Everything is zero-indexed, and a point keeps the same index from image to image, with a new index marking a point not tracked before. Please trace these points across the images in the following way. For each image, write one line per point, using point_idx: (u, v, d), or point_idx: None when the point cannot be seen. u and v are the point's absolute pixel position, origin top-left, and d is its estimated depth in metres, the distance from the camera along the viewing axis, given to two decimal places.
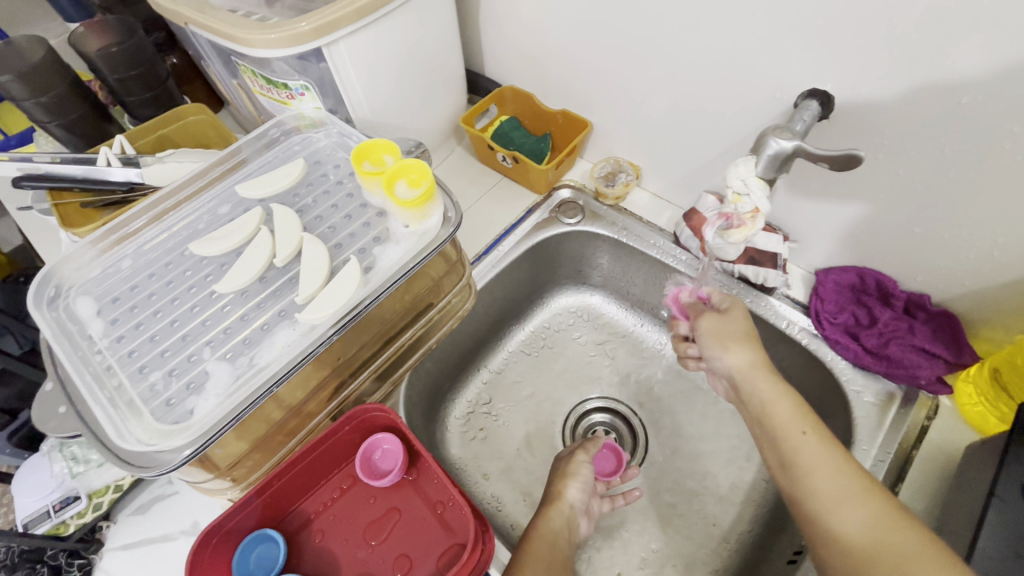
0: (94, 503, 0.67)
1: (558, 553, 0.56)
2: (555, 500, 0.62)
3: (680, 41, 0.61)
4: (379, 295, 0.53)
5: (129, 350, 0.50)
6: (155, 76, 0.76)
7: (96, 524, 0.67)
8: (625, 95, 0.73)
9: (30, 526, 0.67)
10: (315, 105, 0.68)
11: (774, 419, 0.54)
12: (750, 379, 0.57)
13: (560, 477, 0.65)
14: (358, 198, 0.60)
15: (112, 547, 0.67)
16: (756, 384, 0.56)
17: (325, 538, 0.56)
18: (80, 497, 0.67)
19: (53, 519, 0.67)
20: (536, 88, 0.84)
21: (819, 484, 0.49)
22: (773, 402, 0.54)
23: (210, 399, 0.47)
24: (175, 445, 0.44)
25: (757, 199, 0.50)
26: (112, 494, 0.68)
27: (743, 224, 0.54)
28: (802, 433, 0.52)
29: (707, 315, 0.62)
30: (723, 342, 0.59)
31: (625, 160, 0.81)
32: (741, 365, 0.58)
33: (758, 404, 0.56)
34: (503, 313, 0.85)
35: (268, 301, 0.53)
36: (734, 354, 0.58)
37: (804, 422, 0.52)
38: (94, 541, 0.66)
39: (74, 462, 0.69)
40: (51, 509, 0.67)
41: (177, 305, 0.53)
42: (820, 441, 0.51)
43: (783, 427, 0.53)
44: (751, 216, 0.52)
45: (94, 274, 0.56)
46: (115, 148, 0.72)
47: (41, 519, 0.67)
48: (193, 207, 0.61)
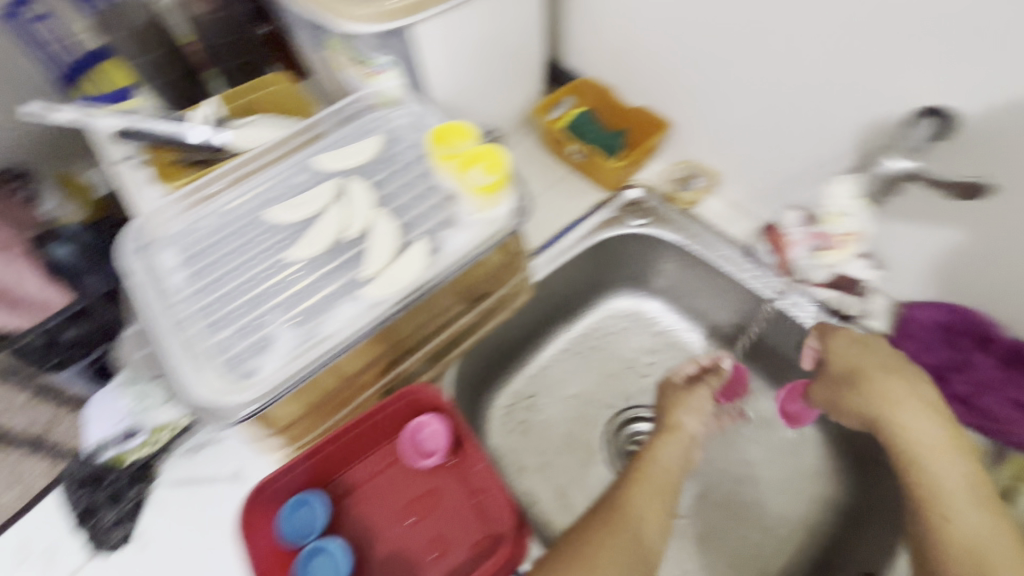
0: (153, 438, 0.70)
1: (644, 516, 0.55)
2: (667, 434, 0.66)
3: (791, 40, 0.58)
4: (441, 279, 0.53)
5: (204, 305, 0.53)
6: (249, 45, 0.79)
7: (150, 460, 0.71)
8: (714, 97, 0.70)
9: (92, 455, 0.69)
10: (395, 83, 0.68)
11: (928, 470, 0.51)
12: (911, 426, 0.53)
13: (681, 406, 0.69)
14: (427, 180, 0.60)
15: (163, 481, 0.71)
16: (922, 430, 0.52)
17: (365, 508, 0.57)
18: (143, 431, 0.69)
19: (116, 449, 0.70)
20: (617, 84, 0.81)
21: (971, 540, 0.46)
22: (941, 475, 0.50)
23: (274, 361, 0.48)
24: (241, 402, 0.46)
25: (862, 219, 0.48)
26: (169, 433, 0.71)
27: None
28: (968, 516, 0.47)
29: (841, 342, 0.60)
30: (841, 413, 0.60)
31: (702, 165, 0.78)
32: (906, 409, 0.54)
33: (909, 449, 0.52)
34: (557, 308, 0.84)
35: (335, 273, 0.54)
36: (903, 416, 0.53)
37: (973, 503, 0.48)
38: (146, 475, 0.71)
39: (138, 399, 0.70)
40: (114, 440, 0.70)
41: (250, 267, 0.55)
42: (992, 527, 0.47)
43: (950, 504, 0.48)
44: None
45: (179, 229, 0.59)
46: (206, 111, 0.76)
47: (102, 449, 0.69)
48: (271, 174, 0.62)
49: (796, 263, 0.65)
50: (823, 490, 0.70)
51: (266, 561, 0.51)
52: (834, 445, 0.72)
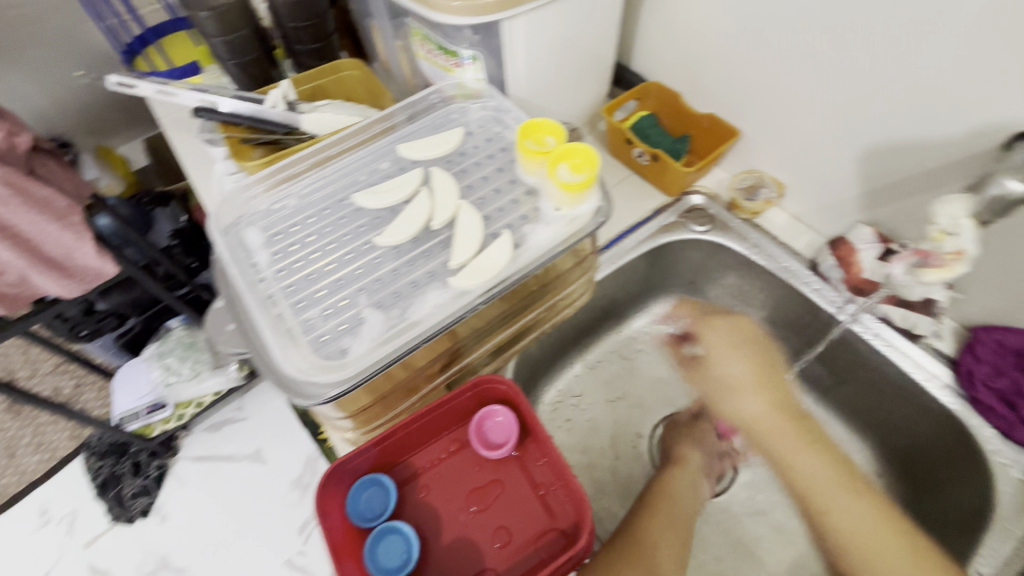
0: (178, 413, 0.93)
1: (679, 503, 0.65)
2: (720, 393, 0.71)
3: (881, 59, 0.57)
4: (525, 273, 0.53)
5: (291, 284, 0.53)
6: (323, 29, 0.80)
7: (174, 435, 0.93)
8: (789, 108, 0.69)
9: (124, 421, 0.93)
10: (476, 76, 0.68)
11: (844, 519, 0.60)
12: (841, 507, 0.61)
13: (712, 386, 0.73)
14: (509, 173, 0.61)
15: (183, 457, 0.92)
16: (838, 489, 0.62)
17: (429, 494, 0.58)
18: (167, 405, 0.93)
19: (142, 420, 0.93)
20: (685, 89, 0.81)
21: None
22: (826, 476, 0.62)
23: (363, 343, 0.49)
24: (331, 381, 0.47)
25: (965, 240, 0.45)
26: (192, 409, 0.93)
27: (943, 265, 0.48)
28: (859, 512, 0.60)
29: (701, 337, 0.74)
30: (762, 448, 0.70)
31: (769, 175, 0.77)
32: (792, 448, 0.65)
33: (847, 537, 0.60)
34: (608, 308, 0.85)
35: (420, 260, 0.54)
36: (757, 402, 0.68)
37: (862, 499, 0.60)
38: (171, 447, 0.92)
39: (168, 374, 0.94)
40: (142, 411, 0.94)
41: (335, 249, 0.56)
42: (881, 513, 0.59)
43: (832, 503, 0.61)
44: (954, 257, 0.47)
45: (262, 208, 0.59)
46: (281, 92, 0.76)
47: (133, 418, 0.93)
48: (351, 160, 0.63)
49: (871, 279, 0.66)
50: None
51: (339, 540, 0.52)
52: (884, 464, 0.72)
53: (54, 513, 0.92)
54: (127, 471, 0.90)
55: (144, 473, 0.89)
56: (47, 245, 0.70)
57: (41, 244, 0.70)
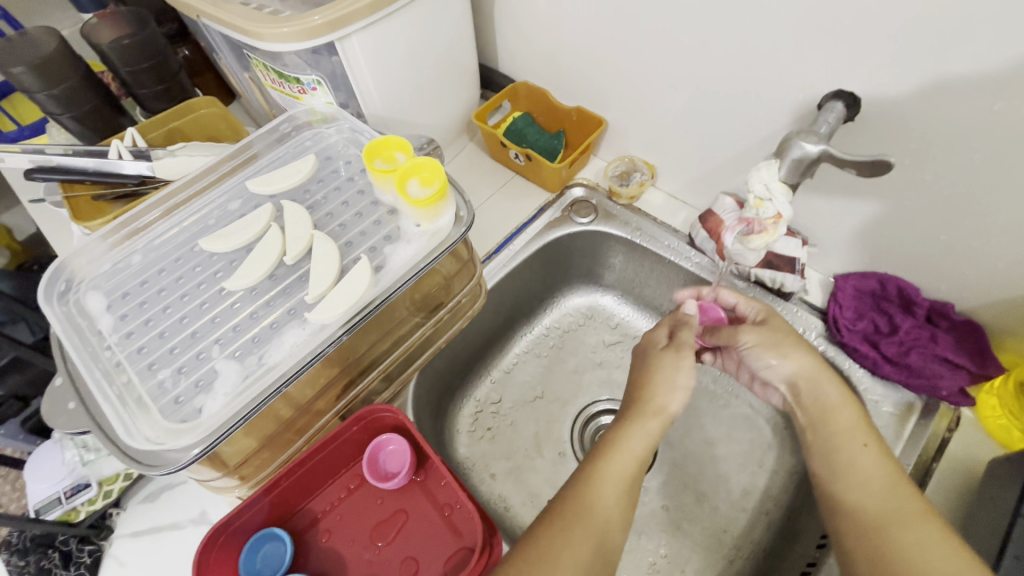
0: (105, 490, 0.68)
1: (625, 484, 0.53)
2: (643, 418, 0.56)
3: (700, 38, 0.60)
4: (388, 296, 0.52)
5: (138, 346, 0.50)
6: (167, 69, 0.76)
7: (106, 511, 0.68)
8: (641, 93, 0.71)
9: (41, 512, 0.68)
10: (326, 100, 0.66)
11: (865, 487, 0.49)
12: (869, 469, 0.50)
13: (662, 380, 0.57)
14: (369, 195, 0.60)
15: (119, 534, 0.67)
16: (851, 438, 0.52)
17: (331, 538, 0.55)
18: (91, 485, 0.68)
19: (63, 506, 0.67)
20: (550, 85, 0.82)
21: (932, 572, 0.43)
22: (834, 408, 0.54)
23: (218, 398, 0.46)
24: (183, 444, 0.44)
25: (779, 205, 0.48)
26: (122, 483, 0.69)
27: (764, 231, 0.53)
28: (860, 447, 0.51)
29: (747, 328, 0.59)
30: (778, 350, 0.57)
31: (640, 159, 0.79)
32: (844, 408, 0.54)
33: (867, 507, 0.48)
34: (514, 311, 0.84)
35: (278, 299, 0.52)
36: (793, 360, 0.57)
37: (864, 435, 0.52)
38: (104, 527, 0.67)
39: (84, 449, 0.70)
40: (61, 495, 0.68)
41: (187, 301, 0.53)
42: (879, 456, 0.50)
43: (841, 437, 0.52)
44: (773, 222, 0.50)
45: (105, 269, 0.56)
46: (126, 141, 0.72)
47: (52, 505, 0.68)
48: (202, 203, 0.60)
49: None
50: (782, 461, 0.73)
51: None
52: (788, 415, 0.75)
53: None
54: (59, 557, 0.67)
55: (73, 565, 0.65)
56: None
57: None
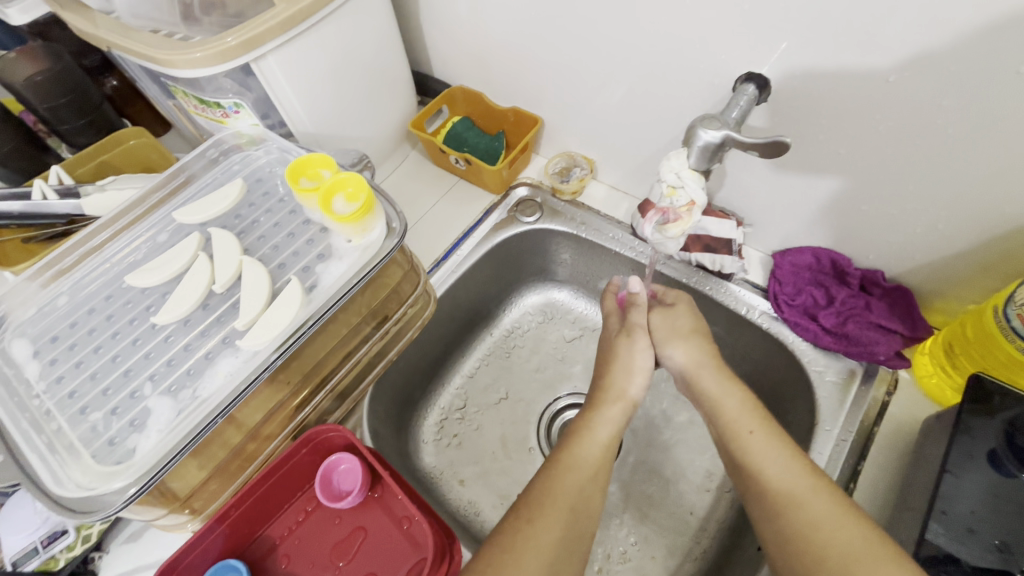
0: (84, 535, 0.60)
1: (587, 470, 0.53)
2: (605, 406, 0.58)
3: (618, 30, 0.60)
4: (321, 316, 0.51)
5: (68, 391, 0.49)
6: (88, 101, 0.74)
7: (87, 555, 0.61)
8: (572, 89, 0.72)
9: (16, 566, 0.57)
10: (251, 121, 0.66)
11: (762, 469, 0.50)
12: (760, 453, 0.51)
13: (618, 369, 0.61)
14: (301, 215, 0.59)
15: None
16: (739, 427, 0.53)
17: (291, 563, 0.55)
18: (68, 530, 0.60)
19: (42, 555, 0.58)
20: (485, 87, 0.82)
21: (828, 539, 0.44)
22: (720, 400, 0.56)
23: (152, 436, 0.46)
24: (117, 487, 0.43)
25: (692, 191, 0.49)
26: (102, 525, 0.61)
27: (680, 219, 0.52)
28: (747, 433, 0.52)
29: (655, 312, 0.64)
30: (672, 339, 0.61)
31: (579, 154, 0.80)
32: (726, 400, 0.56)
33: (768, 489, 0.49)
34: (471, 316, 0.84)
35: (212, 328, 0.51)
36: (683, 350, 0.60)
37: (750, 422, 0.53)
38: (86, 573, 0.61)
39: None
40: (38, 544, 0.58)
41: (118, 340, 0.52)
42: (768, 438, 0.52)
43: (732, 426, 0.54)
44: (688, 209, 0.51)
45: (31, 313, 0.54)
46: (51, 180, 0.70)
47: (27, 557, 0.57)
48: (129, 237, 0.58)
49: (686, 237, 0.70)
50: None
51: None
52: None
53: None
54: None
55: None
56: None
57: None
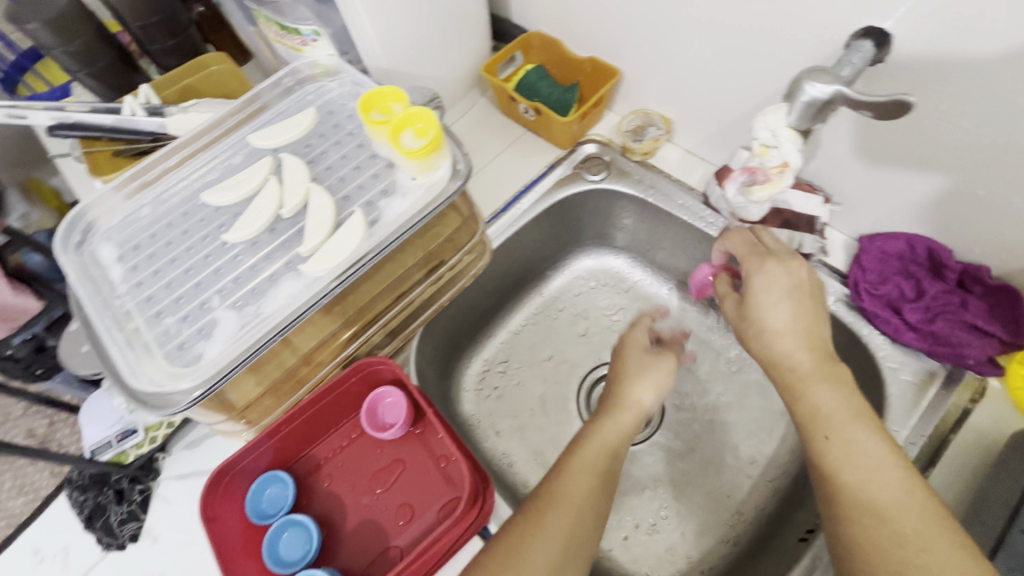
0: (150, 436, 0.68)
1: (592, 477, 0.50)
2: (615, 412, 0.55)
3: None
4: (383, 249, 0.52)
5: (146, 296, 0.52)
6: (177, 24, 0.76)
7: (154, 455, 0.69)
8: (656, 39, 0.67)
9: (94, 453, 0.67)
10: (328, 52, 0.65)
11: (844, 478, 0.44)
12: (840, 463, 0.45)
13: (641, 378, 0.58)
14: (368, 149, 0.59)
15: (167, 477, 0.69)
16: (815, 428, 0.47)
17: (332, 483, 0.58)
18: (137, 430, 0.67)
19: (114, 448, 0.67)
20: (562, 34, 0.78)
21: (927, 568, 0.39)
22: (799, 396, 0.49)
23: (218, 345, 0.48)
24: (184, 387, 0.46)
25: (786, 152, 0.46)
26: (166, 429, 0.69)
27: (769, 180, 0.50)
28: (824, 439, 0.46)
29: (731, 299, 0.56)
30: (744, 333, 0.54)
31: (656, 112, 0.75)
32: (809, 391, 0.48)
33: (852, 494, 0.44)
34: (522, 272, 0.83)
35: (277, 252, 0.53)
36: (754, 345, 0.53)
37: (826, 426, 0.46)
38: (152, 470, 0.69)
39: None
40: (112, 439, 0.68)
41: (192, 254, 0.54)
42: (849, 443, 0.45)
43: (807, 425, 0.47)
44: (779, 170, 0.48)
45: (117, 221, 0.57)
46: (141, 98, 0.73)
47: (104, 448, 0.68)
48: (206, 157, 0.60)
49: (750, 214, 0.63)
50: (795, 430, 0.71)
51: (233, 542, 0.52)
52: None
53: None
54: (111, 495, 0.67)
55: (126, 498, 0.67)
56: None
57: None
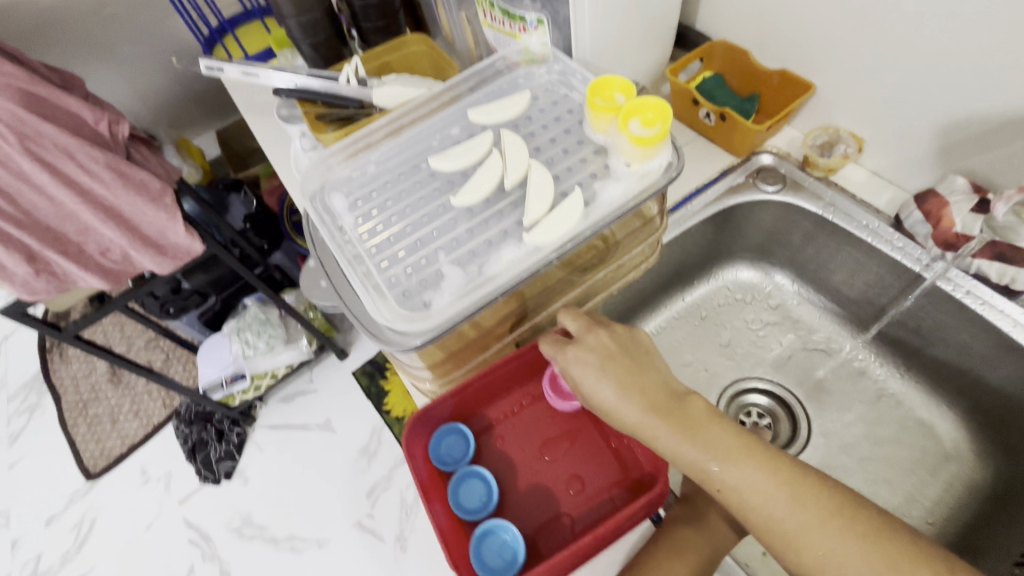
0: (257, 383, 1.28)
1: None
2: (674, 552, 0.56)
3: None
4: (597, 229, 0.55)
5: (373, 243, 0.57)
6: (389, 6, 0.83)
7: (254, 403, 1.32)
8: (867, 57, 0.66)
9: (210, 389, 1.25)
10: (541, 40, 0.69)
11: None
12: (824, 562, 0.44)
13: (719, 506, 0.60)
14: (576, 134, 0.62)
15: (260, 426, 1.31)
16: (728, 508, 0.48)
17: (504, 443, 0.60)
18: (246, 377, 1.26)
19: (225, 389, 1.25)
20: (752, 45, 0.79)
21: (840, 570, 0.43)
22: (766, 521, 0.45)
23: (445, 295, 0.52)
24: (414, 331, 0.51)
25: None
26: (270, 377, 1.28)
27: None
28: (827, 557, 0.44)
29: (565, 369, 0.54)
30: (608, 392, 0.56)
31: (847, 130, 0.74)
32: (775, 507, 0.45)
33: (783, 532, 0.45)
34: (673, 275, 0.83)
35: (493, 219, 0.57)
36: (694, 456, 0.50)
37: (818, 537, 0.44)
38: (249, 416, 1.31)
39: (247, 349, 1.27)
40: (224, 382, 1.25)
41: (412, 212, 0.59)
42: (793, 526, 0.45)
43: (809, 539, 0.44)
44: None
45: (345, 175, 0.63)
46: (351, 68, 0.80)
47: (216, 387, 1.25)
48: (425, 127, 0.65)
49: (965, 232, 0.62)
50: (960, 475, 0.68)
51: (425, 478, 0.55)
52: (974, 428, 0.69)
53: (151, 473, 1.33)
54: (212, 430, 1.30)
55: (229, 440, 1.28)
56: (141, 223, 0.96)
57: (136, 223, 0.96)
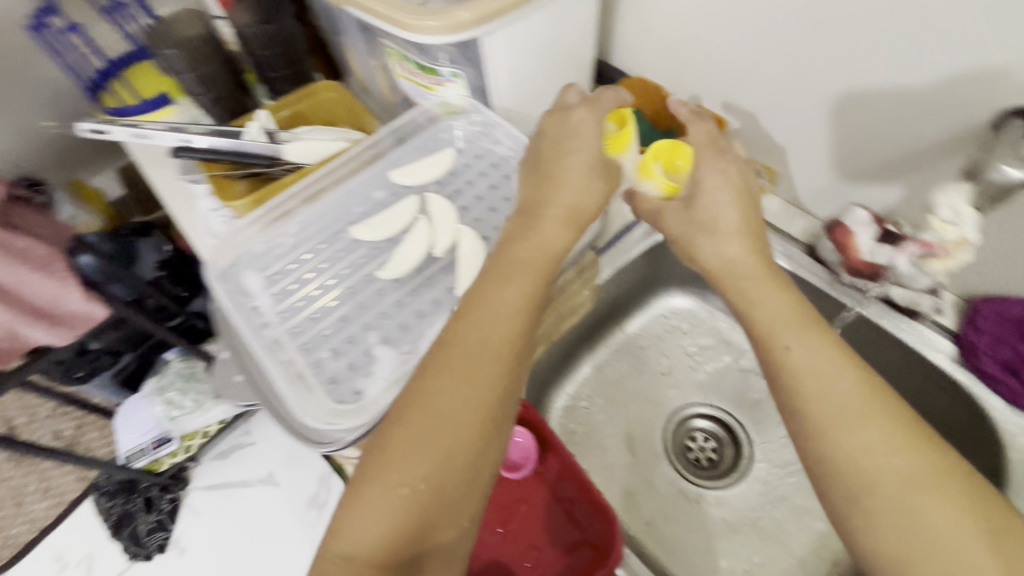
0: (188, 444, 1.16)
1: (460, 404, 0.42)
2: (500, 279, 0.48)
3: (877, 44, 0.57)
4: (533, 292, 0.55)
5: (294, 325, 0.53)
6: (295, 52, 0.78)
7: (184, 465, 1.17)
8: (776, 97, 0.69)
9: (131, 457, 1.11)
10: (460, 92, 0.66)
11: (852, 448, 0.41)
12: (838, 414, 0.43)
13: (569, 178, 0.52)
14: (503, 190, 0.63)
15: (195, 489, 1.18)
16: (804, 342, 0.47)
17: None
18: (173, 439, 1.13)
19: (149, 453, 1.12)
20: (669, 81, 0.81)
21: (877, 465, 0.40)
22: (807, 370, 0.45)
23: (377, 382, 0.49)
24: (347, 424, 0.47)
25: (967, 229, 0.55)
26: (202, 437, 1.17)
27: (944, 254, 0.59)
28: (856, 423, 0.42)
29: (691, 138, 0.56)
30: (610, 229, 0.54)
31: (759, 164, 0.78)
32: (833, 374, 0.44)
33: (797, 374, 0.45)
34: (612, 309, 0.84)
35: (423, 288, 0.54)
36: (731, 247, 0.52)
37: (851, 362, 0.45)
38: (179, 480, 1.17)
39: (172, 409, 1.13)
40: (148, 447, 1.12)
41: (337, 286, 0.55)
42: (835, 355, 0.46)
43: (832, 388, 0.44)
44: (958, 244, 0.57)
45: (258, 249, 0.58)
46: (260, 121, 0.75)
47: (140, 453, 1.12)
48: (346, 189, 0.61)
49: (872, 261, 0.65)
50: None
51: None
52: None
53: (69, 558, 1.16)
54: (138, 503, 1.14)
55: (157, 509, 1.13)
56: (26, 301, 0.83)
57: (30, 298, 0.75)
